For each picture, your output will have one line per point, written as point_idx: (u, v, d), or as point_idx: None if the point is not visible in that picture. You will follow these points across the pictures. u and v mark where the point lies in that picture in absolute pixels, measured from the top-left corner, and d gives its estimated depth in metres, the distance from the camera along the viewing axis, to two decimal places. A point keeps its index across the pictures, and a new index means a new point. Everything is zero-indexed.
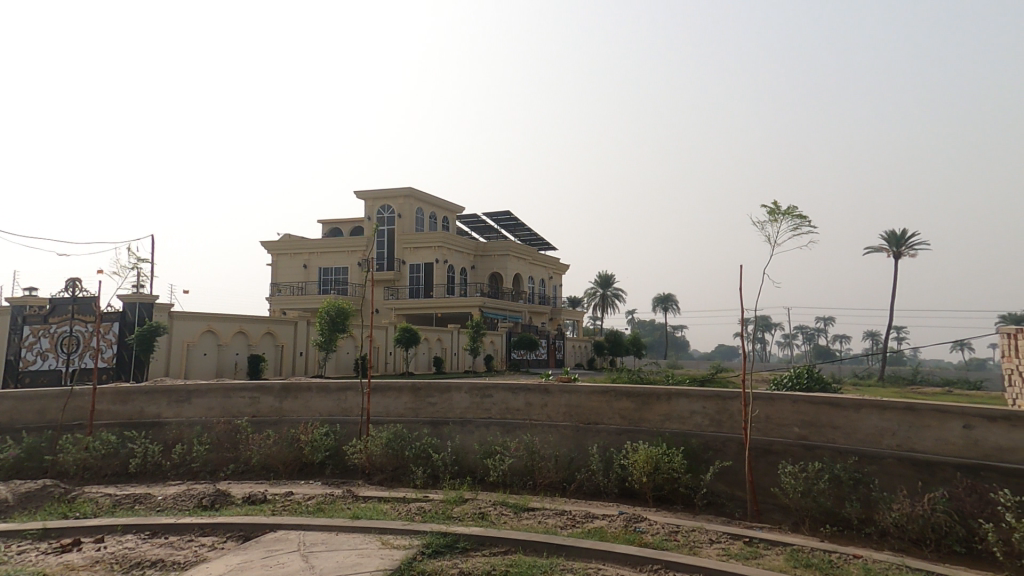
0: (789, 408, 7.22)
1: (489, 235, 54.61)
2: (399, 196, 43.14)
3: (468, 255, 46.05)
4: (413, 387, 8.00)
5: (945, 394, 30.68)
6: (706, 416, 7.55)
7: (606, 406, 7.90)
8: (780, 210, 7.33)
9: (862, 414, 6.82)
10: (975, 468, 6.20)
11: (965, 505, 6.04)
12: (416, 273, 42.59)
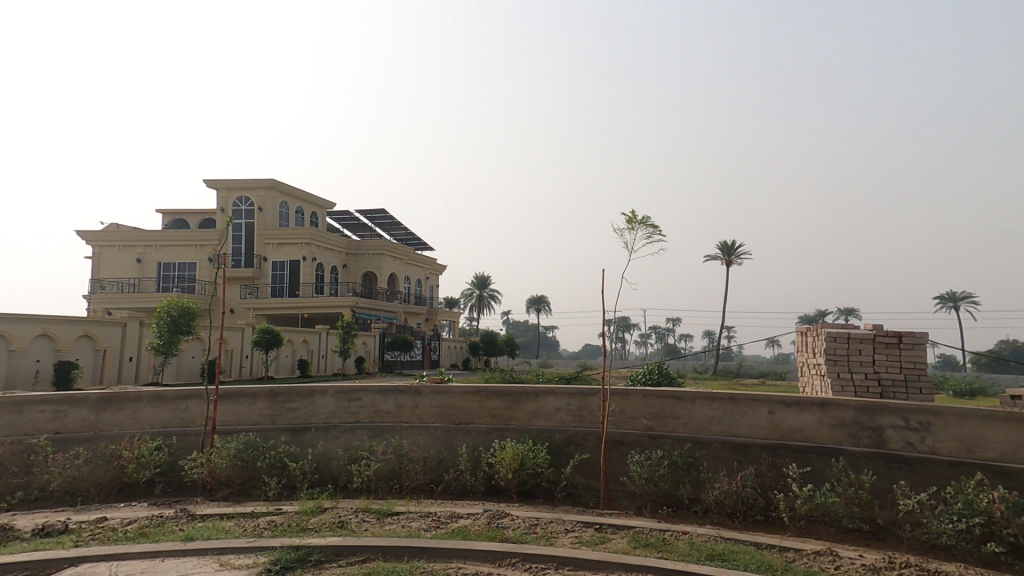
0: (640, 401, 7.86)
1: (361, 233, 55.13)
2: (263, 186, 41.64)
3: (340, 252, 45.51)
4: (271, 392, 7.47)
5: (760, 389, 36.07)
6: (570, 412, 7.97)
7: (477, 406, 8.00)
8: (636, 219, 7.88)
9: (697, 405, 7.64)
10: (775, 447, 7.29)
11: (767, 480, 7.15)
12: (278, 269, 41.57)
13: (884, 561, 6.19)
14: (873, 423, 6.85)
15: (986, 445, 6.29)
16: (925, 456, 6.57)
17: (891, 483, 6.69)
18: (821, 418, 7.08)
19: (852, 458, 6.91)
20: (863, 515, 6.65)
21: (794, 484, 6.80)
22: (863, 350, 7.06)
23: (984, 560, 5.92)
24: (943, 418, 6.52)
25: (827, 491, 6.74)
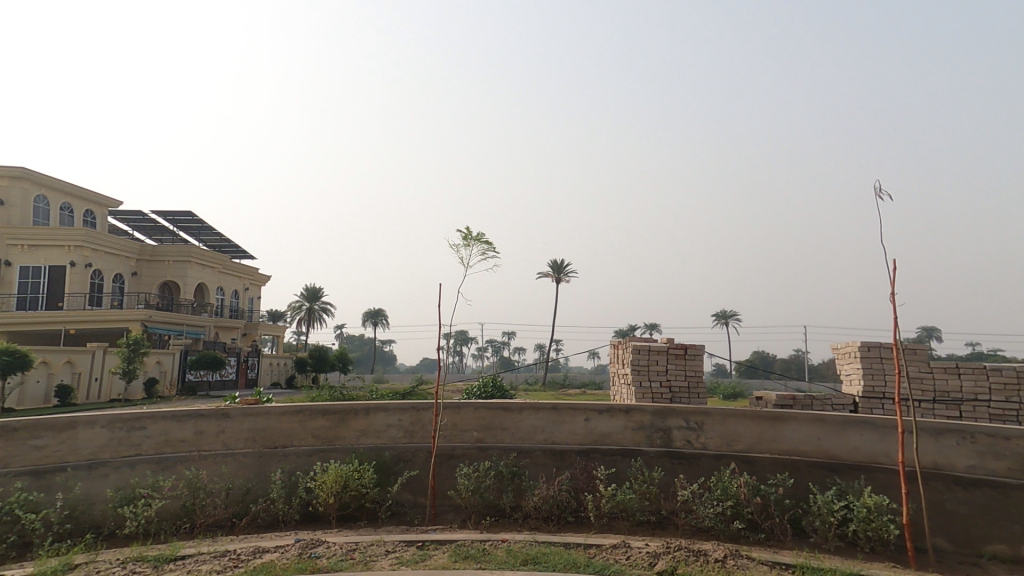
0: (471, 414, 8.07)
1: (154, 233, 49.11)
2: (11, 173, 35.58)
3: (131, 259, 40.96)
4: (9, 428, 6.27)
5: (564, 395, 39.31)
6: (401, 428, 7.83)
7: (299, 427, 7.42)
8: (471, 236, 8.30)
9: (524, 415, 8.07)
10: (587, 451, 7.96)
11: (579, 483, 7.78)
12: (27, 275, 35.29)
13: (662, 547, 7.15)
14: (664, 425, 7.83)
15: (740, 439, 7.56)
16: (699, 451, 7.70)
17: (674, 477, 7.70)
18: (625, 423, 7.93)
19: (646, 457, 7.82)
20: (651, 507, 7.58)
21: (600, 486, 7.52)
22: (659, 360, 8.06)
23: (731, 536, 7.26)
24: (712, 418, 7.71)
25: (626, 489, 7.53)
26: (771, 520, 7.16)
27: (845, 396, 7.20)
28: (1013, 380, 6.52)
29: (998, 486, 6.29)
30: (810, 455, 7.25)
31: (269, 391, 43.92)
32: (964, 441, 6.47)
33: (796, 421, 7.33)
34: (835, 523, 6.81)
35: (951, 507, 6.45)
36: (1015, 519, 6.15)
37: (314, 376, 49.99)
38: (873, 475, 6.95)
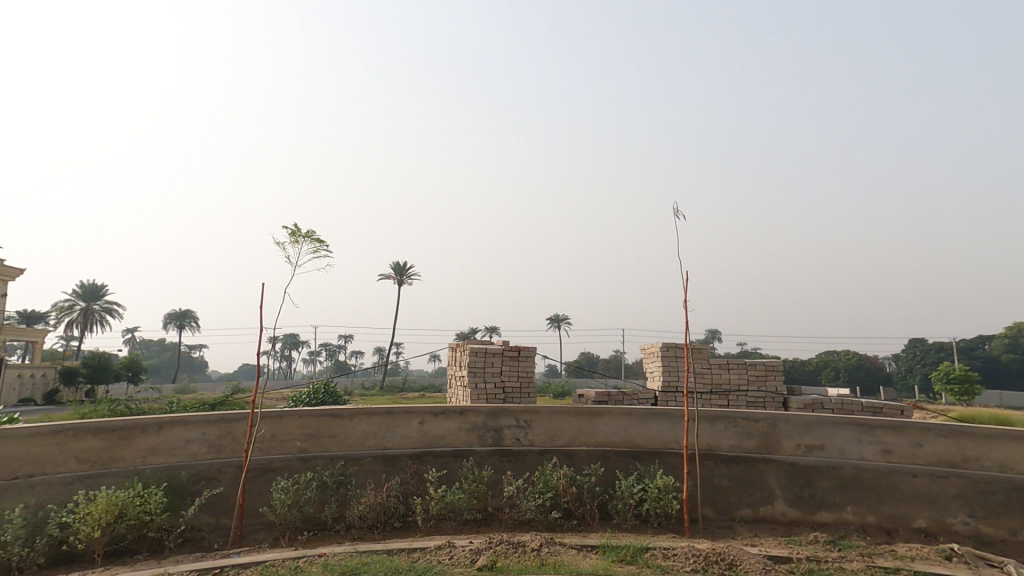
0: (295, 423, 7.54)
1: None
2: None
3: None
4: None
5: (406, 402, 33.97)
6: (206, 443, 6.97)
7: (56, 451, 6.33)
8: (302, 233, 7.85)
9: (355, 421, 7.81)
10: (420, 455, 7.95)
11: (409, 487, 7.70)
12: None
13: (484, 543, 7.34)
14: (496, 425, 8.16)
15: (562, 435, 8.15)
16: (526, 448, 8.16)
17: (501, 474, 8.01)
18: (459, 424, 8.10)
19: (478, 456, 8.06)
20: (478, 505, 7.80)
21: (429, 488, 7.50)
22: (495, 362, 8.40)
23: (548, 526, 7.77)
24: (540, 416, 8.21)
25: (455, 489, 7.65)
26: (583, 507, 7.84)
27: (647, 391, 8.16)
28: (764, 372, 7.88)
29: (750, 461, 7.59)
30: (618, 445, 8.06)
31: (14, 410, 36.25)
32: (728, 425, 7.73)
33: (609, 415, 8.10)
34: (633, 503, 7.67)
35: (717, 481, 7.65)
36: (759, 487, 7.47)
37: (84, 389, 41.76)
38: (665, 459, 7.94)
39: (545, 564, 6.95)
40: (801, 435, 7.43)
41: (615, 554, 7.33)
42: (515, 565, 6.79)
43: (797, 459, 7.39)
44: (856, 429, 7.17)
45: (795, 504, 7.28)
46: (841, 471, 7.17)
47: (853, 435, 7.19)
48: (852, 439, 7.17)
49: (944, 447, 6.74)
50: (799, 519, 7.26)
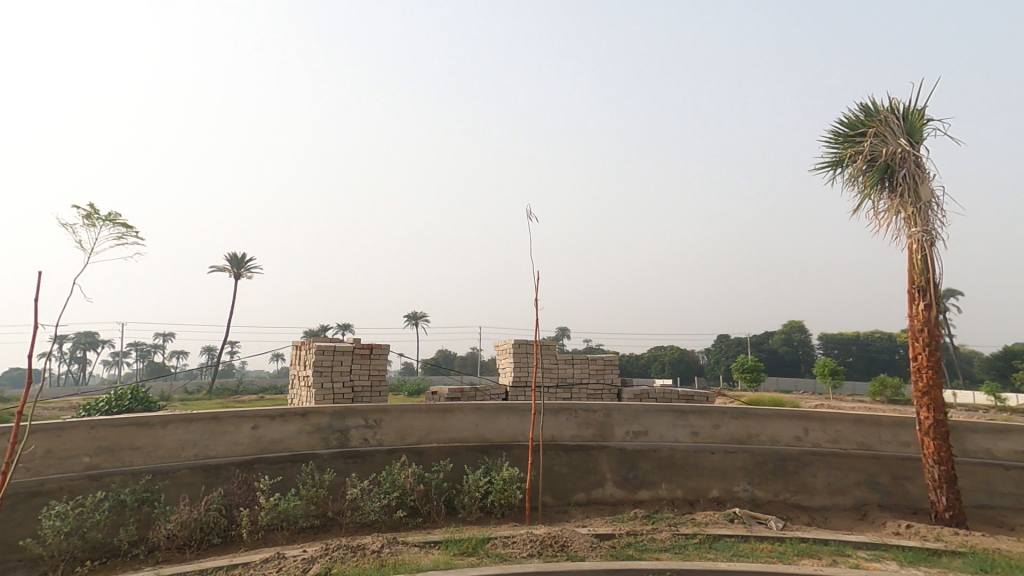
0: (84, 435, 6.53)
1: None
2: None
3: None
4: None
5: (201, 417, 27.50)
6: None
7: None
8: (97, 216, 6.60)
9: (168, 429, 6.92)
10: (250, 462, 7.32)
11: (234, 497, 6.95)
12: None
13: (319, 550, 6.90)
14: (342, 426, 7.86)
15: (412, 432, 8.11)
16: (374, 448, 7.98)
17: (345, 477, 7.72)
18: (300, 427, 7.63)
19: (319, 460, 7.69)
20: (317, 511, 7.44)
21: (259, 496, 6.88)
22: (344, 361, 8.11)
23: (392, 525, 7.66)
24: (390, 414, 8.12)
25: (290, 496, 7.15)
26: (429, 504, 7.85)
27: (498, 387, 8.44)
28: (604, 366, 8.42)
29: (587, 449, 8.15)
30: (468, 440, 8.22)
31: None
32: (570, 416, 8.23)
33: (460, 412, 8.22)
34: (479, 496, 7.86)
35: (557, 469, 8.13)
36: (593, 472, 8.06)
37: None
38: (511, 451, 8.25)
39: (384, 565, 6.71)
40: (630, 423, 8.12)
41: (456, 547, 7.39)
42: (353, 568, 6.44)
43: (626, 444, 8.09)
44: (672, 415, 8.01)
45: (622, 485, 7.98)
46: (659, 452, 7.98)
47: (670, 420, 8.03)
48: (669, 423, 8.01)
49: (736, 427, 7.84)
50: (624, 498, 7.99)
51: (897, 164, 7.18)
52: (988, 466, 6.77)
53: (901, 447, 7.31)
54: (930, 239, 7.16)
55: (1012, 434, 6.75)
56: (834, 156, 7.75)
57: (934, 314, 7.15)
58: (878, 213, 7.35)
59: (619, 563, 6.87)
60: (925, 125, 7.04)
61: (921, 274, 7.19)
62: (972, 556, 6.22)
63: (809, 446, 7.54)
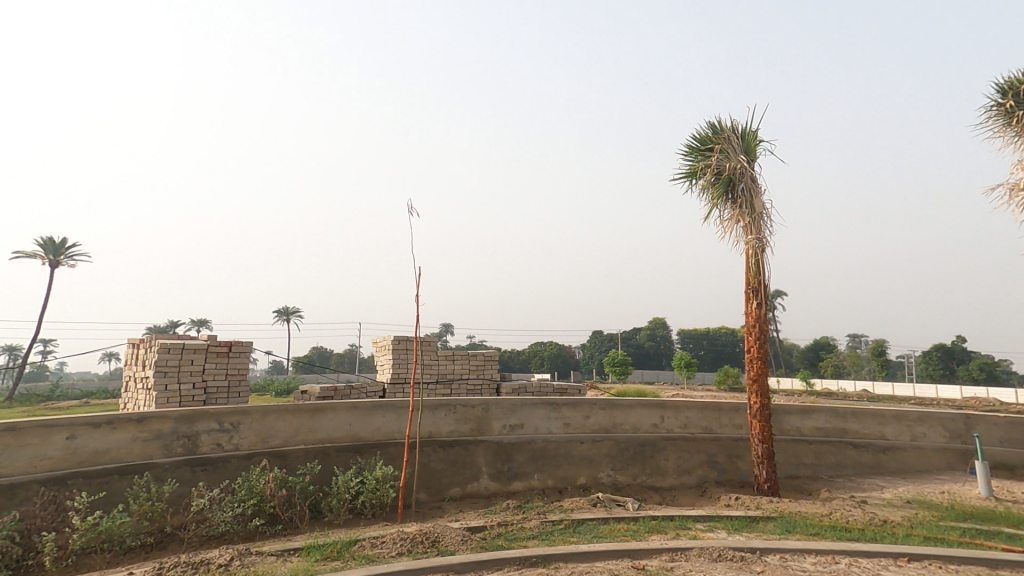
0: None
1: None
2: None
3: None
4: None
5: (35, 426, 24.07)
6: None
7: None
8: None
9: None
10: (63, 478, 6.33)
11: (36, 521, 5.89)
12: None
13: (150, 569, 5.98)
14: (190, 431, 7.11)
15: (276, 435, 7.61)
16: (229, 454, 7.34)
17: (190, 487, 7.02)
18: (134, 434, 6.76)
19: (158, 470, 6.86)
20: (150, 527, 6.50)
21: (71, 515, 5.86)
22: (194, 359, 7.39)
23: (245, 536, 6.95)
24: (250, 416, 7.50)
25: (116, 513, 6.25)
26: (292, 509, 7.30)
27: (376, 384, 8.35)
28: (484, 362, 8.82)
29: (464, 444, 8.23)
30: (339, 441, 7.94)
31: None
32: (448, 412, 8.24)
33: (332, 411, 7.89)
34: (349, 498, 7.53)
35: (433, 465, 8.12)
36: (468, 466, 8.17)
37: None
38: (386, 450, 8.11)
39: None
40: (507, 417, 8.31)
41: (319, 553, 6.75)
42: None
43: (502, 438, 8.27)
44: (547, 408, 8.32)
45: (496, 478, 8.19)
46: (533, 444, 8.27)
47: (545, 412, 8.35)
48: (544, 416, 8.32)
49: (603, 417, 8.38)
50: (497, 490, 8.19)
51: (737, 179, 8.14)
52: (796, 442, 8.12)
53: (735, 429, 8.53)
54: (762, 246, 8.17)
55: (814, 414, 8.20)
56: (690, 168, 8.58)
57: (763, 312, 8.19)
58: (723, 221, 8.24)
59: (489, 553, 6.86)
60: (757, 145, 8.11)
61: (755, 276, 8.17)
62: (781, 519, 7.26)
63: (664, 433, 8.37)
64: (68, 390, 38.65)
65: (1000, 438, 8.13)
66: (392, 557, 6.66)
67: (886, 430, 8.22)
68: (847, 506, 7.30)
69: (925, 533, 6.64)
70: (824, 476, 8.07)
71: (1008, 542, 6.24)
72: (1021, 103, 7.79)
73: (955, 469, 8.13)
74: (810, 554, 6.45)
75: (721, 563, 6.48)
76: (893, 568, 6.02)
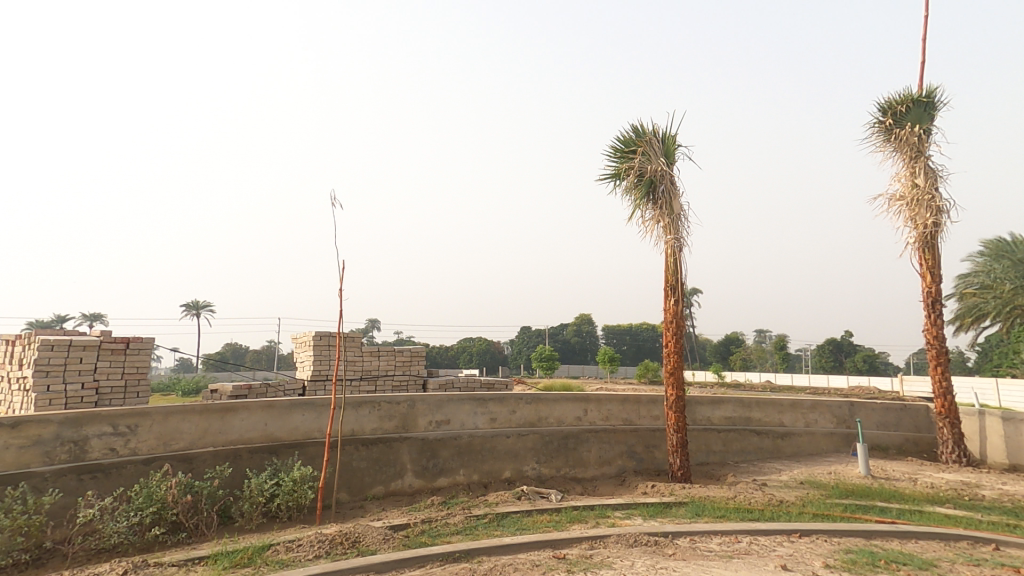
0: None
1: None
2: None
3: None
4: None
5: None
6: None
7: None
8: None
9: None
10: None
11: None
12: None
13: None
14: (77, 435, 6.54)
15: (180, 437, 7.18)
16: (124, 460, 6.80)
17: (76, 497, 6.44)
18: (6, 441, 6.09)
19: (37, 480, 6.23)
20: (25, 543, 5.80)
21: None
22: (83, 358, 6.96)
23: (142, 547, 6.34)
24: (150, 418, 7.02)
25: None
26: (197, 516, 6.80)
27: (294, 382, 8.29)
28: (409, 358, 9.34)
29: (387, 442, 8.16)
30: (252, 442, 7.66)
31: None
32: (372, 409, 8.14)
33: (244, 410, 7.59)
34: (262, 501, 7.17)
35: (355, 464, 7.96)
36: (391, 464, 8.13)
37: None
38: (304, 450, 7.95)
39: None
40: (433, 413, 8.40)
41: (227, 560, 6.23)
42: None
43: (427, 434, 8.34)
44: (473, 404, 8.54)
45: (421, 474, 8.22)
46: (458, 440, 8.44)
47: (470, 408, 8.56)
48: (469, 411, 8.53)
49: (528, 411, 8.77)
50: (422, 488, 8.20)
51: (658, 181, 8.50)
52: (707, 431, 8.72)
53: (653, 420, 9.31)
54: (680, 245, 8.57)
55: (723, 404, 8.82)
56: (615, 169, 8.86)
57: (680, 308, 8.60)
58: (645, 221, 8.57)
59: (411, 550, 6.67)
60: (675, 149, 8.51)
61: (672, 275, 8.55)
62: (692, 504, 7.63)
63: (587, 425, 8.98)
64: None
65: (878, 422, 9.06)
66: (308, 560, 6.27)
67: (784, 418, 8.98)
68: (750, 489, 7.80)
69: (815, 510, 7.19)
70: (731, 462, 8.69)
71: (881, 514, 6.90)
72: (899, 122, 8.67)
73: (840, 451, 9.04)
74: (716, 535, 6.81)
75: (636, 548, 6.73)
76: (786, 543, 6.48)
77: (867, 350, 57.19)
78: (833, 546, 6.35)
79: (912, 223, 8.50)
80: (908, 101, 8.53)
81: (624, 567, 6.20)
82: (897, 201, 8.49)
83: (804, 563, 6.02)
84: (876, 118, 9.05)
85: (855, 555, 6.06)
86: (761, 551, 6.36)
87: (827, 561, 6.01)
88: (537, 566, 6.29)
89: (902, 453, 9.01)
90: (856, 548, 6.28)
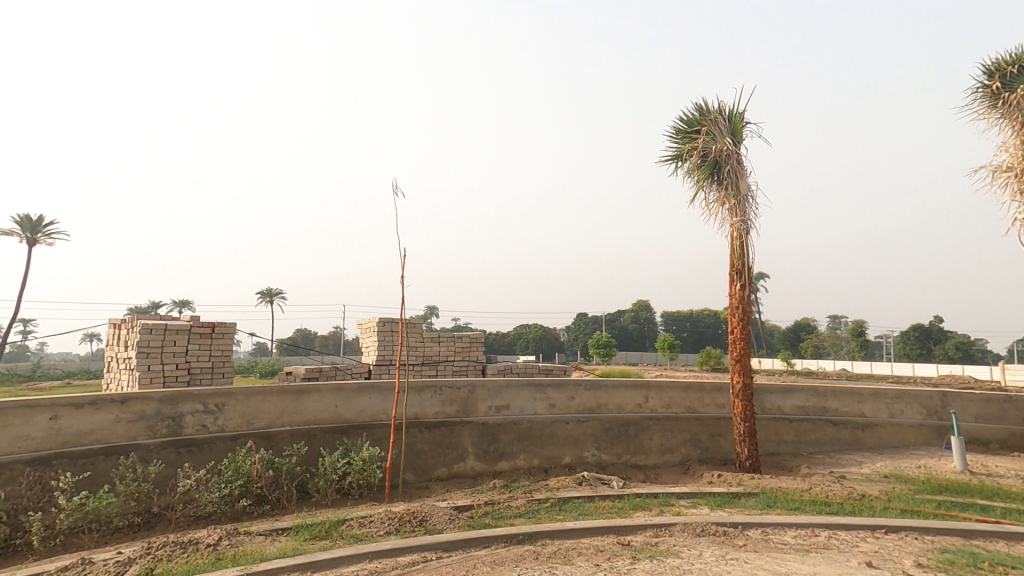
0: None
1: None
2: None
3: None
4: None
5: (48, 391, 25.99)
6: None
7: None
8: None
9: None
10: (45, 459, 6.21)
11: (20, 501, 5.79)
12: None
13: (139, 549, 5.79)
14: (174, 412, 7.05)
15: (261, 416, 7.62)
16: (213, 436, 7.28)
17: (176, 468, 6.96)
18: (118, 415, 6.67)
19: (143, 451, 6.79)
20: (137, 507, 6.35)
21: (56, 495, 5.76)
22: (177, 341, 7.55)
23: (232, 516, 6.78)
24: (235, 398, 7.47)
25: (103, 493, 6.12)
26: (279, 490, 7.19)
27: (360, 366, 8.61)
28: (468, 344, 9.46)
29: (449, 425, 8.34)
30: (324, 422, 8.02)
31: None
32: (434, 393, 8.34)
33: (317, 392, 7.96)
34: (335, 478, 7.49)
35: (419, 446, 8.18)
36: (454, 447, 8.30)
37: None
38: (371, 431, 8.26)
39: (220, 559, 5.76)
40: (493, 398, 8.52)
41: (308, 532, 6.56)
42: (179, 567, 5.42)
43: (488, 419, 8.47)
44: (532, 389, 8.60)
45: (482, 458, 8.37)
46: (518, 425, 8.52)
47: (529, 394, 8.62)
48: (529, 397, 8.59)
49: (588, 398, 8.75)
50: (483, 471, 8.34)
51: (723, 161, 8.14)
52: (777, 420, 8.40)
53: (717, 408, 9.08)
54: (748, 227, 8.18)
55: (794, 393, 8.48)
56: (677, 150, 8.58)
57: (747, 293, 8.24)
58: (709, 203, 8.24)
59: (476, 531, 6.79)
60: (743, 127, 8.12)
61: (739, 258, 8.19)
62: (762, 495, 7.35)
63: (648, 412, 8.85)
64: (48, 370, 38.26)
65: (975, 414, 8.43)
66: (380, 536, 6.50)
67: (864, 408, 8.49)
68: (826, 481, 7.44)
69: (902, 506, 6.74)
70: (804, 453, 8.33)
71: (982, 513, 6.38)
72: (1008, 85, 7.93)
73: (930, 443, 8.47)
74: (791, 528, 6.51)
75: (704, 538, 6.55)
76: (871, 539, 6.11)
77: (954, 338, 52.51)
78: (925, 544, 5.92)
79: (1022, 196, 7.75)
80: (1021, 61, 7.77)
81: (692, 557, 6.05)
82: (1003, 172, 7.79)
83: (891, 560, 5.66)
84: (980, 83, 8.32)
85: (952, 555, 5.62)
86: (842, 547, 6.03)
87: (919, 560, 5.62)
88: (603, 552, 6.25)
89: (1006, 447, 8.31)
90: (953, 547, 5.83)
